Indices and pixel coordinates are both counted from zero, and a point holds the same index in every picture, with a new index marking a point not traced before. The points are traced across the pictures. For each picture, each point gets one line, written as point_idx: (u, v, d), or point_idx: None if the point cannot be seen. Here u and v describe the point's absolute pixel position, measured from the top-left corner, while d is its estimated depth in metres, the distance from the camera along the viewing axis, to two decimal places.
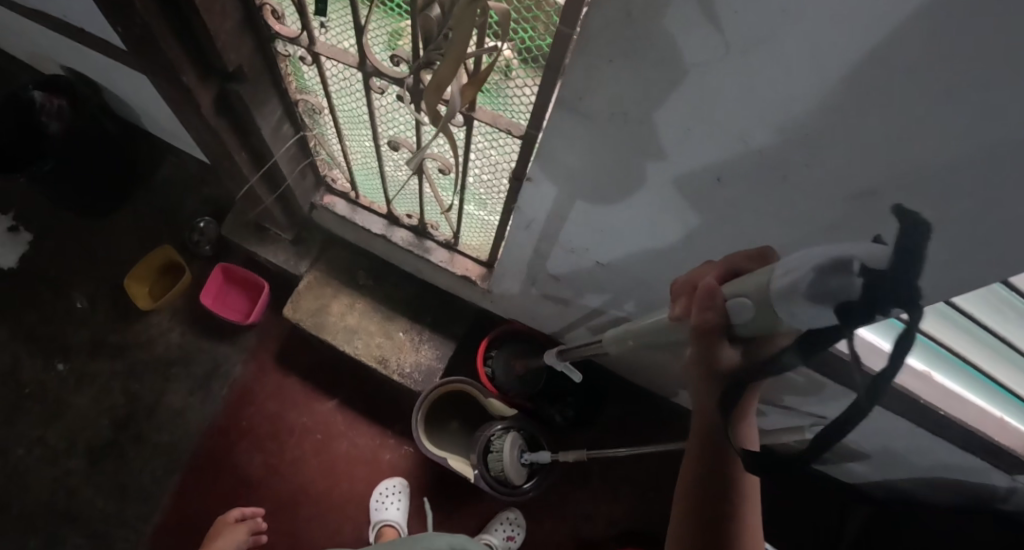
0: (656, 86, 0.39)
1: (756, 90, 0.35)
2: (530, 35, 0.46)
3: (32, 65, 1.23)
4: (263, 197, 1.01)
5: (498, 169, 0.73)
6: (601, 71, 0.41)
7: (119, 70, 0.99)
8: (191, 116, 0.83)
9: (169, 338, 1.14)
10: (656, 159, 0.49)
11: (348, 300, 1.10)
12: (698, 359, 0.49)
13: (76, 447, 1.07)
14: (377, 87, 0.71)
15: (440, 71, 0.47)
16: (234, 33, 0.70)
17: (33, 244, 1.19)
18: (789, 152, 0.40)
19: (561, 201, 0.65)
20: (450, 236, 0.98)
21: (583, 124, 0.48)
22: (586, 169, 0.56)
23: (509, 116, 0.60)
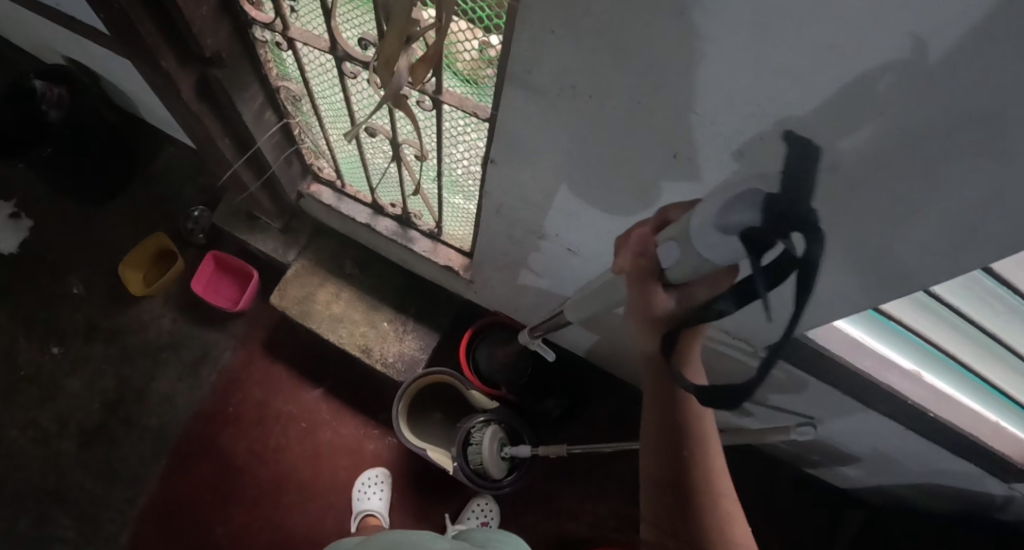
0: (597, 57, 0.38)
1: (695, 57, 0.34)
2: (485, 13, 0.48)
3: (36, 56, 1.26)
4: (249, 183, 1.02)
5: (473, 154, 0.73)
6: (545, 42, 0.40)
7: (114, 58, 1.00)
8: (175, 101, 0.84)
9: (161, 324, 1.16)
10: (610, 137, 0.47)
11: (335, 289, 1.10)
12: (635, 307, 0.48)
13: (68, 428, 1.09)
14: (349, 73, 0.71)
15: (386, 45, 0.48)
16: (212, 18, 0.70)
17: (33, 231, 1.21)
18: (736, 124, 0.38)
19: (530, 183, 0.65)
20: (434, 225, 0.98)
21: (536, 100, 0.48)
22: (545, 148, 0.55)
23: (475, 99, 0.61)
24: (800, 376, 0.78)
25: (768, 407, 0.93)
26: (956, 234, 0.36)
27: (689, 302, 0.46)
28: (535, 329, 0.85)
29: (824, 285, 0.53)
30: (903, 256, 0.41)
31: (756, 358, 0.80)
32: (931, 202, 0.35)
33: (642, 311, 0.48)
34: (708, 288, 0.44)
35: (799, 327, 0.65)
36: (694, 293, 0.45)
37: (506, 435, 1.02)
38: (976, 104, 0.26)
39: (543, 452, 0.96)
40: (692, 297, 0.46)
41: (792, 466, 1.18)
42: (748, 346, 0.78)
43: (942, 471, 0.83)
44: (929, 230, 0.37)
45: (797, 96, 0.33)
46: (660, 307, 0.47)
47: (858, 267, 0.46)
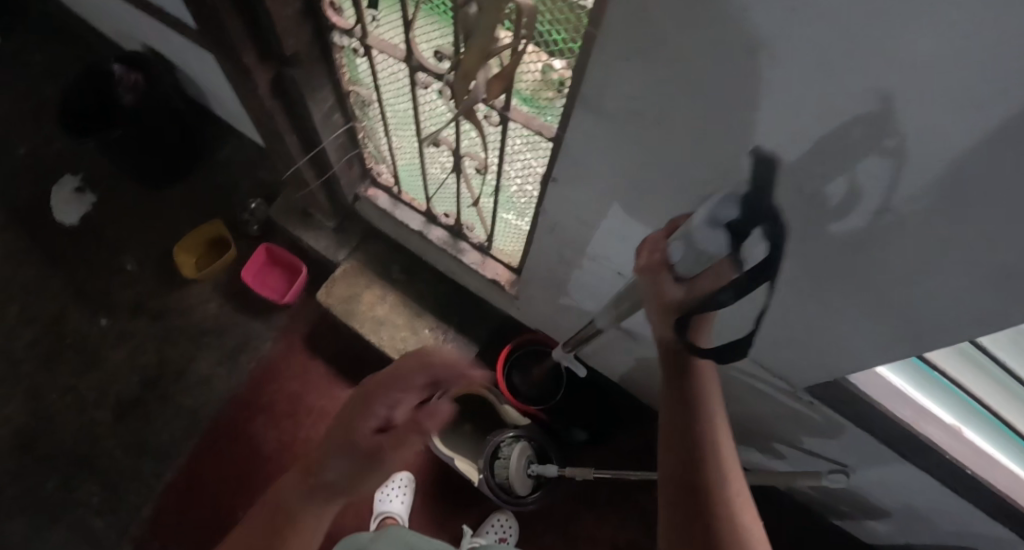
0: (670, 87, 0.41)
1: (757, 101, 0.37)
2: (562, 38, 0.50)
3: (120, 43, 1.32)
4: (310, 180, 1.06)
5: (532, 172, 0.76)
6: (618, 68, 0.42)
7: (194, 50, 1.05)
8: (249, 94, 0.89)
9: (206, 308, 1.17)
10: (682, 170, 0.49)
11: (380, 292, 1.12)
12: (652, 294, 0.56)
13: (105, 398, 1.11)
14: (422, 83, 0.75)
15: (471, 53, 0.55)
16: (294, 20, 0.74)
17: (94, 206, 1.24)
18: (802, 171, 0.40)
19: (592, 206, 0.67)
20: (484, 239, 1.00)
21: (603, 123, 0.50)
22: (613, 172, 0.57)
23: (542, 118, 0.64)
24: (838, 421, 0.78)
25: (802, 451, 0.93)
26: (1012, 289, 0.37)
27: (696, 291, 0.52)
28: (569, 346, 0.90)
29: (882, 331, 0.53)
30: (962, 309, 0.42)
31: (794, 399, 0.80)
32: (996, 263, 0.36)
33: (657, 300, 0.56)
34: (713, 278, 0.50)
35: (846, 371, 0.67)
36: (699, 283, 0.51)
37: (533, 452, 1.03)
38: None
39: (570, 474, 0.98)
40: (696, 289, 0.52)
41: (818, 514, 1.17)
42: (788, 387, 0.79)
43: (973, 533, 0.83)
44: (995, 288, 0.38)
45: (865, 148, 0.35)
46: (669, 298, 0.54)
47: (924, 319, 0.47)
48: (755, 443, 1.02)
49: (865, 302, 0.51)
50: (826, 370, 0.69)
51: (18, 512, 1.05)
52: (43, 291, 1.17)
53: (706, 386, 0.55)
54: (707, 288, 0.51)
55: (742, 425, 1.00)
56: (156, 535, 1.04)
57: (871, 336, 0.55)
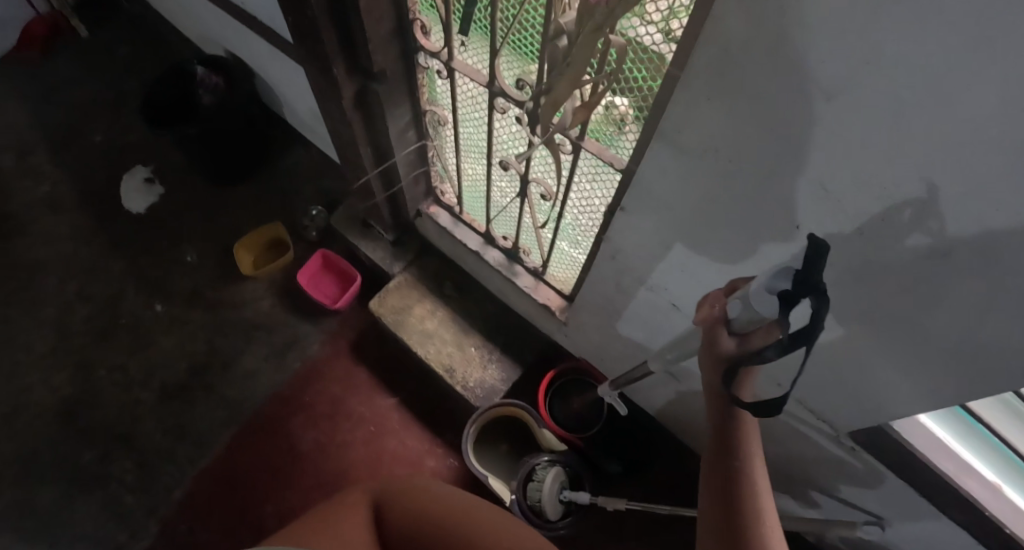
0: (745, 128, 0.44)
1: (820, 153, 0.41)
2: (643, 75, 0.53)
3: (202, 48, 1.40)
4: (377, 192, 1.12)
5: (597, 201, 0.80)
6: (699, 107, 0.46)
7: (279, 59, 1.12)
8: (334, 104, 0.95)
9: (260, 305, 1.20)
10: (756, 211, 0.52)
11: (431, 307, 1.16)
12: (705, 344, 0.56)
13: (150, 381, 1.13)
14: (500, 108, 0.79)
15: (558, 87, 0.57)
16: (386, 39, 0.81)
17: (161, 197, 1.30)
18: (875, 218, 0.42)
19: (659, 238, 0.71)
20: (540, 264, 1.04)
21: (678, 155, 0.54)
22: (682, 206, 0.61)
23: (612, 150, 0.67)
24: (880, 470, 0.79)
25: (838, 500, 0.95)
26: None
27: (746, 345, 0.51)
28: (616, 381, 0.91)
29: (933, 394, 0.55)
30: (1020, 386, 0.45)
31: (836, 443, 0.81)
32: None
33: (708, 349, 0.56)
34: (762, 338, 0.50)
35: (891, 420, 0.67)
36: (751, 340, 0.51)
37: (567, 478, 1.04)
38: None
39: (603, 503, 0.99)
40: (749, 345, 0.51)
41: None
42: (831, 430, 0.80)
43: None
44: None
45: (904, 224, 0.41)
46: (720, 349, 0.54)
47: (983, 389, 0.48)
48: (789, 488, 1.04)
49: (923, 364, 0.52)
50: (871, 422, 0.70)
51: (51, 479, 1.06)
52: (104, 270, 1.22)
53: (750, 431, 0.56)
54: (757, 346, 0.50)
55: (777, 468, 1.02)
56: (183, 520, 1.04)
57: (918, 397, 0.57)
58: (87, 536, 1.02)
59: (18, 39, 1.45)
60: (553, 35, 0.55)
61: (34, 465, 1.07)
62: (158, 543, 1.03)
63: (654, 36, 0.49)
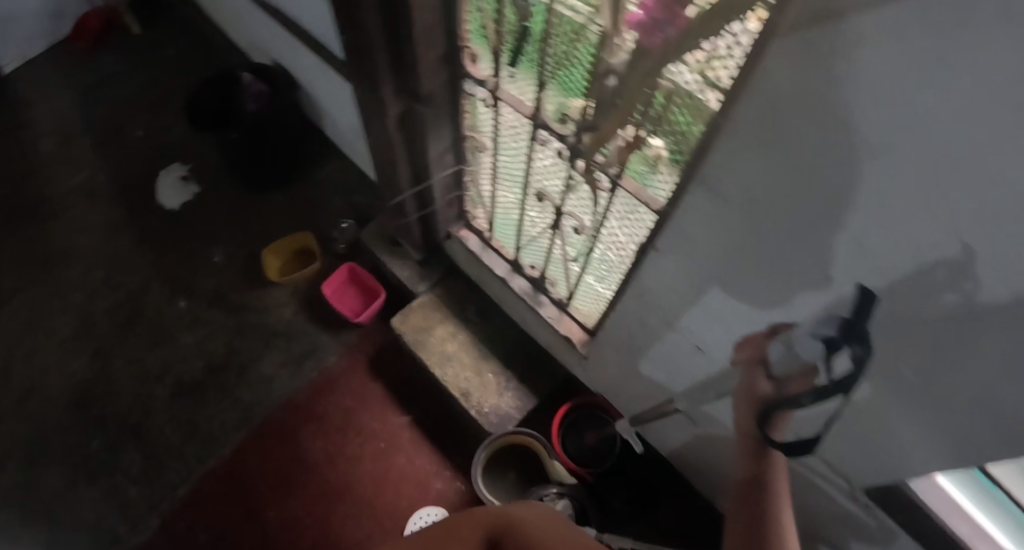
0: (785, 182, 0.43)
1: (869, 213, 0.38)
2: (685, 119, 0.54)
3: (248, 56, 1.45)
4: (409, 212, 1.14)
5: (633, 238, 0.80)
6: (739, 158, 0.45)
7: (324, 73, 1.15)
8: (377, 122, 0.99)
9: (282, 312, 1.22)
10: (794, 268, 0.50)
11: (452, 329, 1.17)
12: (745, 386, 0.66)
13: (166, 376, 1.14)
14: (541, 140, 0.82)
15: (608, 126, 0.64)
16: (434, 64, 0.84)
17: (196, 196, 1.32)
18: (917, 283, 0.40)
19: (687, 282, 0.70)
20: (565, 296, 1.06)
21: (713, 200, 0.53)
22: (716, 252, 0.60)
23: (649, 191, 0.69)
24: (890, 527, 0.79)
25: None
26: None
27: (784, 389, 0.60)
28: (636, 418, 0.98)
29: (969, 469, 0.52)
30: None
31: (851, 499, 0.81)
32: None
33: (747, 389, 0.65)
34: (801, 382, 0.58)
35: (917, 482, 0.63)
36: (791, 385, 0.59)
37: (574, 512, 1.04)
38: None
39: (608, 540, 0.97)
40: (785, 389, 0.60)
41: None
42: (845, 485, 0.80)
43: None
44: None
45: (948, 289, 0.38)
46: (759, 390, 0.63)
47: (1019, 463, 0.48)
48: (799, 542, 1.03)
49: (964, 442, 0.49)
50: (898, 486, 0.67)
51: (60, 463, 1.07)
52: (134, 263, 1.24)
53: (779, 476, 0.60)
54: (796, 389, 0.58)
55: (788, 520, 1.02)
56: (184, 517, 1.04)
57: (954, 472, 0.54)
58: (88, 524, 1.03)
59: (73, 31, 1.50)
60: (603, 74, 0.60)
61: (44, 447, 1.08)
62: (157, 537, 1.03)
63: (697, 81, 0.49)
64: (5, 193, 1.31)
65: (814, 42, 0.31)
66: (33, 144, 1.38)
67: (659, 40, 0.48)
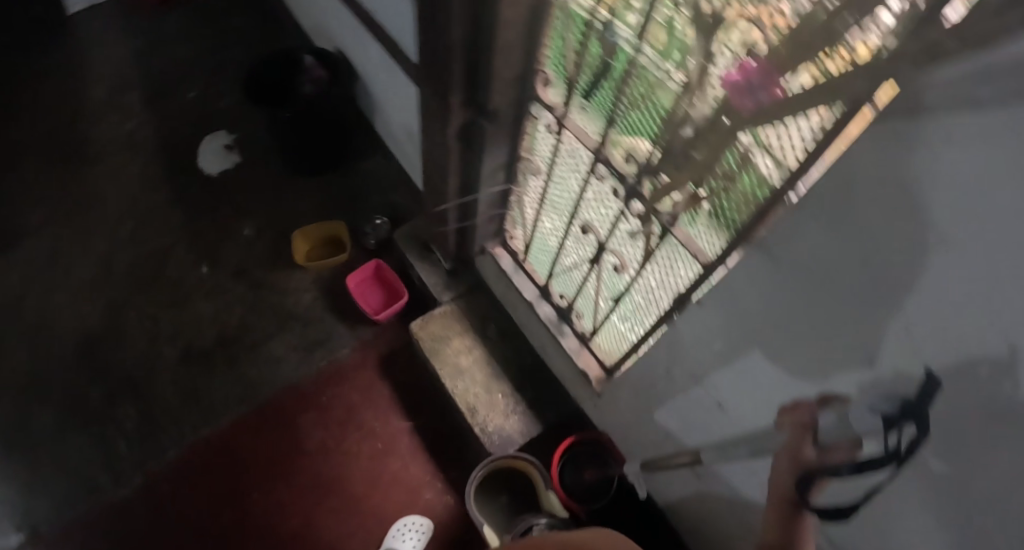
0: (844, 262, 0.44)
1: (922, 301, 0.38)
2: (750, 183, 0.56)
3: (311, 39, 1.46)
4: (449, 221, 1.14)
5: (671, 286, 0.80)
6: (806, 233, 0.47)
7: (390, 71, 1.16)
8: (437, 129, 1.01)
9: (302, 296, 1.21)
10: (845, 354, 0.50)
11: (469, 343, 1.17)
12: (790, 448, 0.59)
13: (177, 338, 1.14)
14: (598, 174, 0.83)
15: (677, 177, 0.66)
16: (509, 83, 0.86)
17: (236, 166, 1.33)
18: (955, 381, 0.38)
19: (721, 343, 0.71)
20: (588, 330, 1.06)
21: (765, 262, 0.55)
22: (762, 319, 0.60)
23: (701, 245, 0.69)
24: None
25: None
26: None
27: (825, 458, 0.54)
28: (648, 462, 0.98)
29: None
30: None
31: None
32: None
33: (791, 454, 0.59)
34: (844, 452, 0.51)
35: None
36: (832, 454, 0.53)
37: None
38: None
39: None
40: (828, 458, 0.54)
41: None
42: None
43: None
44: None
45: (979, 392, 0.36)
46: (802, 457, 0.57)
47: None
48: None
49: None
50: None
51: (56, 403, 1.08)
52: (166, 220, 1.25)
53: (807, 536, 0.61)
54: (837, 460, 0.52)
55: None
56: (170, 480, 1.04)
57: None
58: (73, 469, 1.03)
59: None
60: (679, 121, 0.61)
61: (45, 386, 1.09)
62: (138, 495, 1.02)
63: (755, 149, 0.53)
64: (55, 130, 1.34)
65: (888, 128, 0.34)
66: (89, 89, 1.40)
67: (751, 103, 0.50)
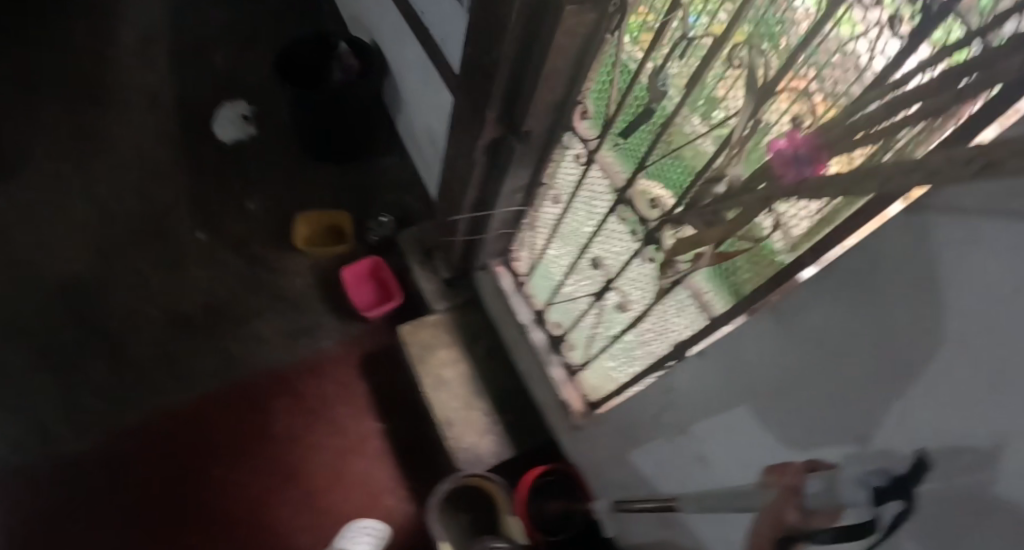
0: (857, 340, 0.46)
1: (921, 387, 0.39)
2: (761, 249, 0.59)
3: (349, 28, 1.45)
4: (458, 231, 1.14)
5: (671, 333, 0.83)
6: (820, 305, 0.50)
7: (426, 75, 1.16)
8: (467, 142, 1.01)
9: (294, 280, 1.19)
10: (836, 431, 0.51)
11: (456, 356, 1.17)
12: None
13: (162, 301, 1.12)
14: (619, 215, 0.85)
15: (695, 234, 0.64)
16: (547, 109, 0.85)
17: (250, 138, 1.31)
18: (940, 474, 0.37)
19: (715, 396, 0.73)
20: (577, 363, 1.06)
21: (778, 327, 0.57)
22: (764, 380, 0.62)
23: (714, 300, 0.72)
24: None
25: None
26: None
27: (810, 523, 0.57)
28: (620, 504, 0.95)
29: None
30: None
31: None
32: None
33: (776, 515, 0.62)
34: None
35: None
36: None
37: None
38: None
39: None
40: None
41: None
42: None
43: None
44: None
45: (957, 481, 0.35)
46: None
47: None
48: None
49: None
50: None
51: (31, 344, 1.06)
52: (174, 181, 1.24)
53: None
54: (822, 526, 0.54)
55: None
56: (132, 443, 1.01)
57: None
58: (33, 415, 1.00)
59: None
60: (712, 178, 0.61)
61: (22, 326, 1.07)
62: (95, 452, 1.00)
63: (764, 220, 0.57)
64: (85, 76, 1.35)
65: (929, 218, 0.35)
66: (122, 39, 1.40)
67: (795, 174, 0.45)
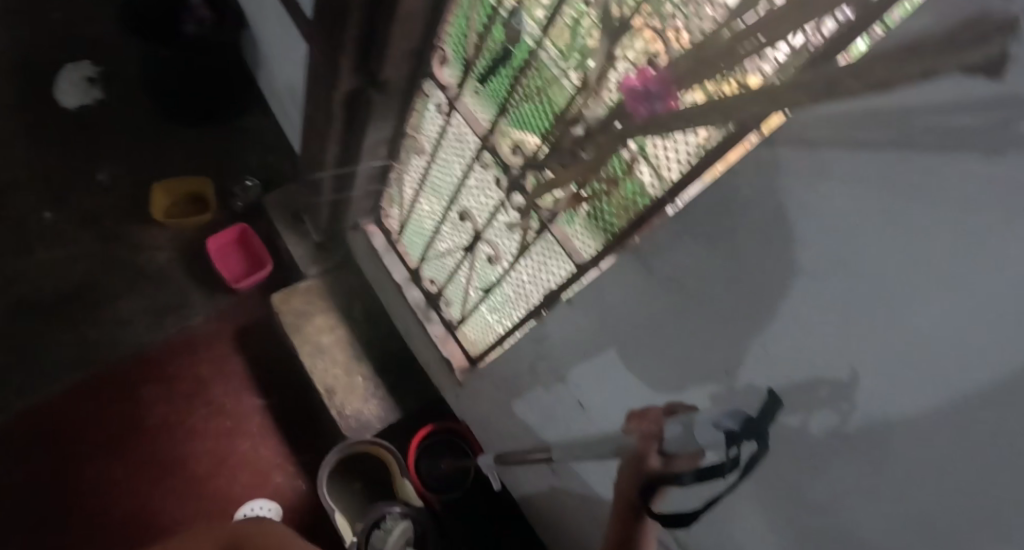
0: (717, 275, 0.44)
1: (783, 319, 0.40)
2: (634, 194, 0.54)
3: None
4: (324, 192, 1.06)
5: (542, 282, 0.77)
6: (681, 242, 0.47)
7: (280, 21, 1.04)
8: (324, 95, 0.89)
9: (155, 256, 1.11)
10: (699, 367, 0.51)
11: (333, 321, 1.12)
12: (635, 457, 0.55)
13: (6, 290, 1.04)
14: (484, 161, 0.78)
15: (561, 174, 0.62)
16: (403, 57, 0.75)
17: (96, 104, 1.20)
18: (834, 393, 0.38)
19: (587, 340, 0.69)
20: (456, 319, 1.03)
21: (637, 268, 0.55)
22: (628, 318, 0.59)
23: (578, 243, 0.66)
24: None
25: None
26: None
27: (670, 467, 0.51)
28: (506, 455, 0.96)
29: None
30: None
31: None
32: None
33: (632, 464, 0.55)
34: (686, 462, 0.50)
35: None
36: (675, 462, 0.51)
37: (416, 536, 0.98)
38: (986, 500, 0.30)
39: None
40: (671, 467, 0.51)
41: None
42: None
43: None
44: None
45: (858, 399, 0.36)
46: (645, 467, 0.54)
47: None
48: None
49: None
50: None
51: None
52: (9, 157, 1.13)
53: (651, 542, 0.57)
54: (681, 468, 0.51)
55: None
56: None
57: None
58: None
59: None
60: (569, 120, 0.58)
61: None
62: None
63: (637, 156, 0.52)
64: None
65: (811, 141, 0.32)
66: None
67: (646, 111, 0.47)
